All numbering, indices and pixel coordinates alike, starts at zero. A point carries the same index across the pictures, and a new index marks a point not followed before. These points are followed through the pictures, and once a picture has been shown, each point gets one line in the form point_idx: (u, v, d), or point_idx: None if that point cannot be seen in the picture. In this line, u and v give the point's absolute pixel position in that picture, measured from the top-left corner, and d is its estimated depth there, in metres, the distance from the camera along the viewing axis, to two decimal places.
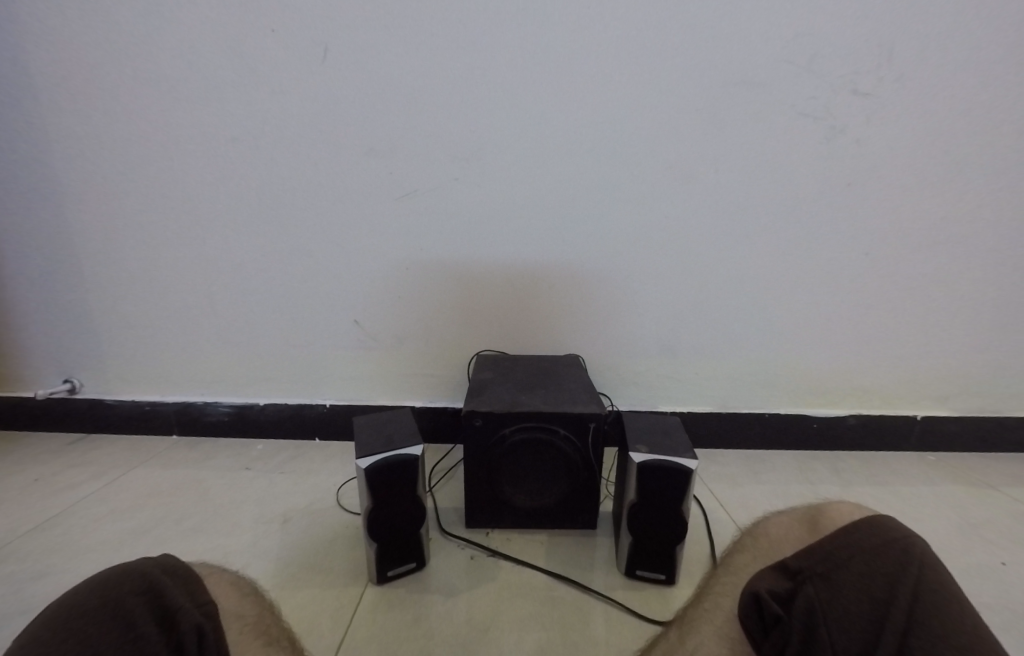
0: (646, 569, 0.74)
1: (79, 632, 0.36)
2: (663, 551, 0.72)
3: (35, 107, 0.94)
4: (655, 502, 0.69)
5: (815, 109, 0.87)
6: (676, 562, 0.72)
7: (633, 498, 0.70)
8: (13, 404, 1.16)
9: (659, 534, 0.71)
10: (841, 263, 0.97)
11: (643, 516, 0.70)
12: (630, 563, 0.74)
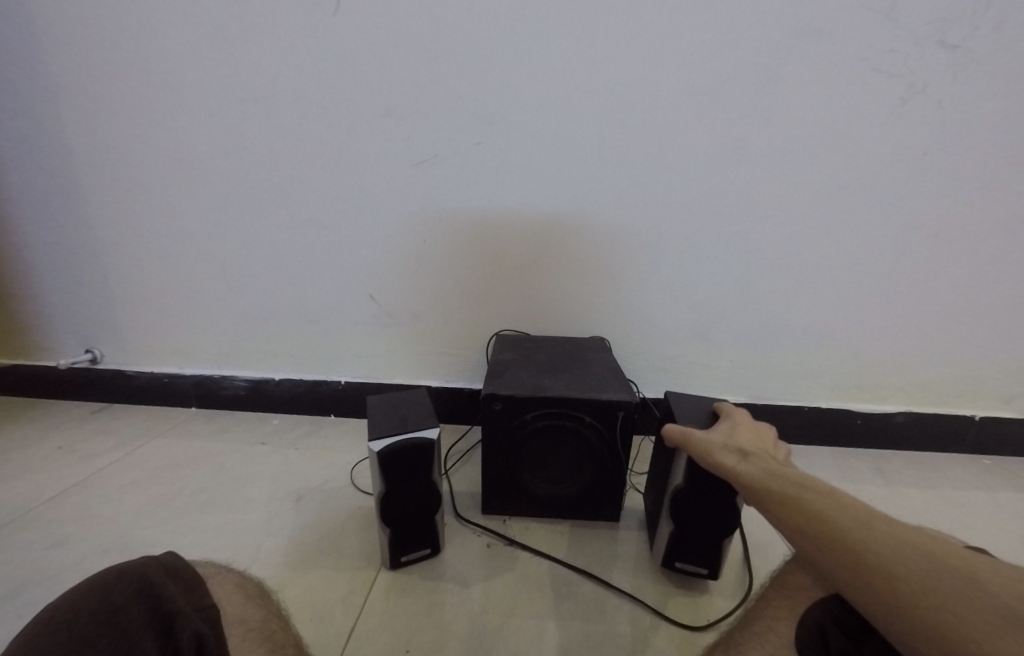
0: (685, 561, 0.69)
1: (71, 640, 0.34)
2: (708, 543, 0.67)
3: (43, 63, 0.89)
4: (703, 490, 0.64)
5: (892, 65, 0.77)
6: (721, 557, 0.67)
7: (680, 484, 0.65)
8: (35, 372, 1.16)
9: (704, 525, 0.66)
10: (902, 246, 0.88)
11: (688, 505, 0.65)
12: (669, 555, 0.69)
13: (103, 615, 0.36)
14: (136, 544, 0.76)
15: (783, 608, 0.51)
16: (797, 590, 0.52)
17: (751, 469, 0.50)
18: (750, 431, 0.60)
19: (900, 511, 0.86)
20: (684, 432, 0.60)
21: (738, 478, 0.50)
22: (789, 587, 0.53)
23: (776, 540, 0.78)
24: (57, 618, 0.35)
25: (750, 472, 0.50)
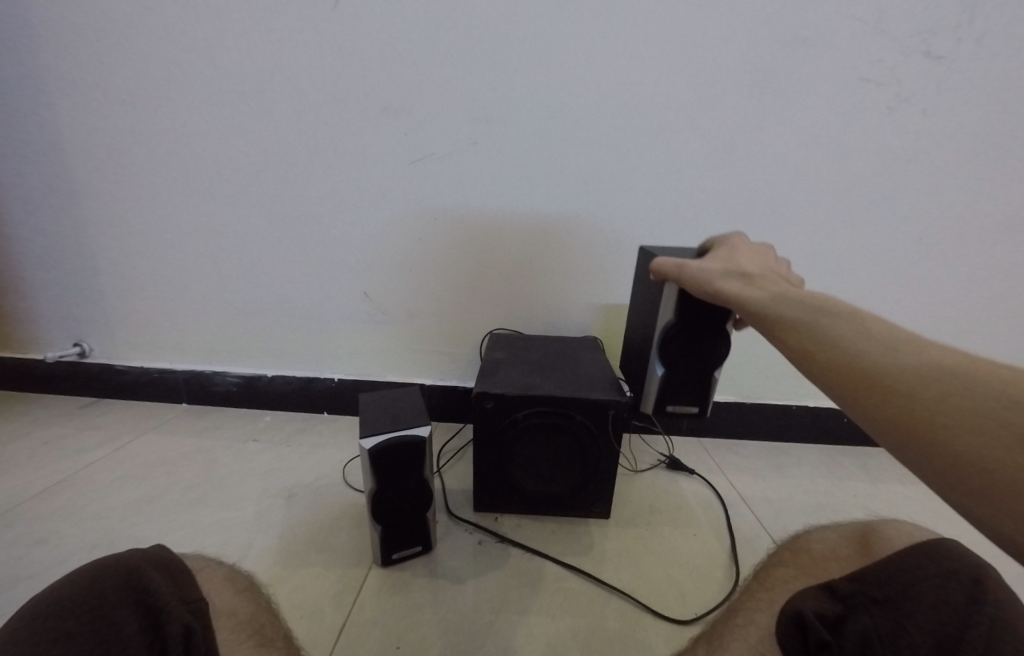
0: (676, 403, 0.68)
1: (62, 631, 0.35)
2: (698, 377, 0.66)
3: (34, 54, 0.88)
4: (694, 323, 0.63)
5: (880, 72, 0.79)
6: (711, 390, 0.67)
7: (671, 318, 0.64)
8: (23, 366, 1.15)
9: (696, 359, 0.65)
10: (890, 249, 0.90)
11: (680, 338, 0.64)
12: (660, 398, 0.68)
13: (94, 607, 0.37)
14: (124, 540, 0.76)
15: (766, 600, 0.52)
16: (778, 583, 0.53)
17: (759, 293, 0.48)
18: (750, 254, 0.57)
19: (886, 508, 0.88)
20: (682, 266, 0.58)
21: (745, 306, 0.49)
22: (770, 582, 0.54)
23: (762, 536, 0.80)
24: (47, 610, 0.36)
25: (758, 295, 0.48)
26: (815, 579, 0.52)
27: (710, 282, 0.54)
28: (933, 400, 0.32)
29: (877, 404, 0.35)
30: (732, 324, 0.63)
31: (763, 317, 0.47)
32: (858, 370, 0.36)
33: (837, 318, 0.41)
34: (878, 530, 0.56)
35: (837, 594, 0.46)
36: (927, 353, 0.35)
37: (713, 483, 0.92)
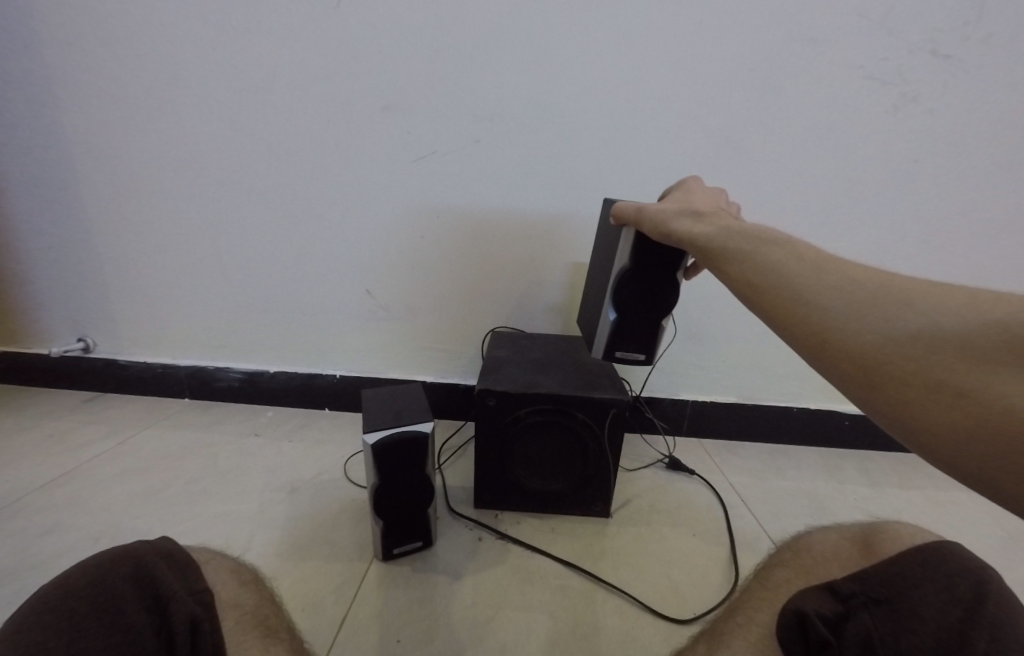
0: (624, 349, 0.70)
1: (71, 623, 0.36)
2: (647, 324, 0.69)
3: (41, 48, 0.89)
4: (649, 268, 0.65)
5: (885, 72, 0.79)
6: (658, 339, 0.70)
7: (626, 263, 0.66)
8: (27, 360, 1.15)
9: (647, 307, 0.68)
10: (892, 251, 0.90)
11: (633, 285, 0.67)
12: (610, 343, 0.70)
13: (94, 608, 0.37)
14: (127, 533, 0.76)
15: (766, 599, 0.53)
16: (779, 582, 0.54)
17: (708, 229, 0.51)
18: (704, 194, 0.60)
19: (885, 509, 0.88)
20: (643, 211, 0.60)
21: (694, 240, 0.52)
22: (771, 581, 0.55)
23: (761, 536, 0.80)
24: (58, 601, 0.36)
25: (707, 232, 0.51)
26: (816, 579, 0.52)
27: (664, 222, 0.56)
28: (846, 310, 0.37)
29: (805, 320, 0.39)
30: (681, 275, 0.66)
31: (709, 252, 0.50)
32: (790, 296, 0.41)
33: (774, 248, 0.45)
34: (879, 531, 0.56)
35: (838, 594, 0.46)
36: (843, 270, 0.40)
37: (713, 484, 0.93)
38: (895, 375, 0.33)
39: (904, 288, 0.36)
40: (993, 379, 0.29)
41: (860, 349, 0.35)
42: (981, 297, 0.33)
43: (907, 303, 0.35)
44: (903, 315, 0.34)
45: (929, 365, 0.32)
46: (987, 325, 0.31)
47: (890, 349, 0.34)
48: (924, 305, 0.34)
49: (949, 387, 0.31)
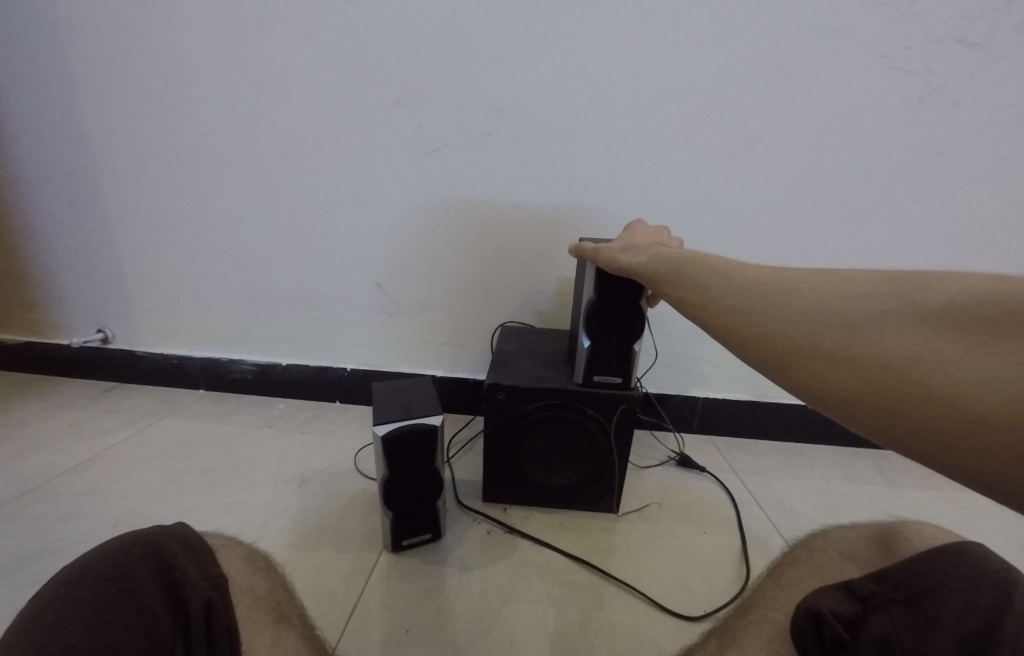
0: (602, 373, 0.73)
1: (89, 602, 0.36)
2: (620, 348, 0.72)
3: (61, 44, 0.90)
4: (614, 299, 0.69)
5: (908, 61, 0.77)
6: (634, 362, 0.72)
7: (591, 296, 0.70)
8: (49, 351, 1.18)
9: (618, 332, 0.71)
10: (914, 246, 0.88)
11: (602, 312, 0.70)
12: (588, 368, 0.73)
13: (106, 592, 0.37)
14: (145, 519, 0.78)
15: (780, 597, 0.52)
16: (793, 581, 0.53)
17: (641, 259, 0.56)
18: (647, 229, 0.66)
19: (901, 510, 0.87)
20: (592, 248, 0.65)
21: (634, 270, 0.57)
22: (785, 580, 0.54)
23: (773, 535, 0.79)
24: (75, 582, 0.37)
25: (642, 261, 0.56)
26: (832, 579, 0.52)
27: (610, 259, 0.62)
28: (757, 309, 0.40)
29: (725, 324, 0.42)
30: (646, 302, 0.69)
31: (648, 276, 0.54)
32: (711, 304, 0.44)
33: (696, 267, 0.48)
34: (898, 531, 0.55)
35: (855, 593, 0.45)
36: (748, 271, 0.44)
37: (723, 481, 0.92)
38: (807, 357, 0.35)
39: (793, 282, 0.40)
40: (883, 337, 0.32)
41: (773, 343, 0.38)
42: (852, 280, 0.37)
43: (799, 293, 0.38)
44: (799, 303, 0.37)
45: (833, 339, 0.34)
46: (865, 301, 0.34)
47: (796, 335, 0.36)
48: (811, 294, 0.38)
49: (852, 357, 0.33)
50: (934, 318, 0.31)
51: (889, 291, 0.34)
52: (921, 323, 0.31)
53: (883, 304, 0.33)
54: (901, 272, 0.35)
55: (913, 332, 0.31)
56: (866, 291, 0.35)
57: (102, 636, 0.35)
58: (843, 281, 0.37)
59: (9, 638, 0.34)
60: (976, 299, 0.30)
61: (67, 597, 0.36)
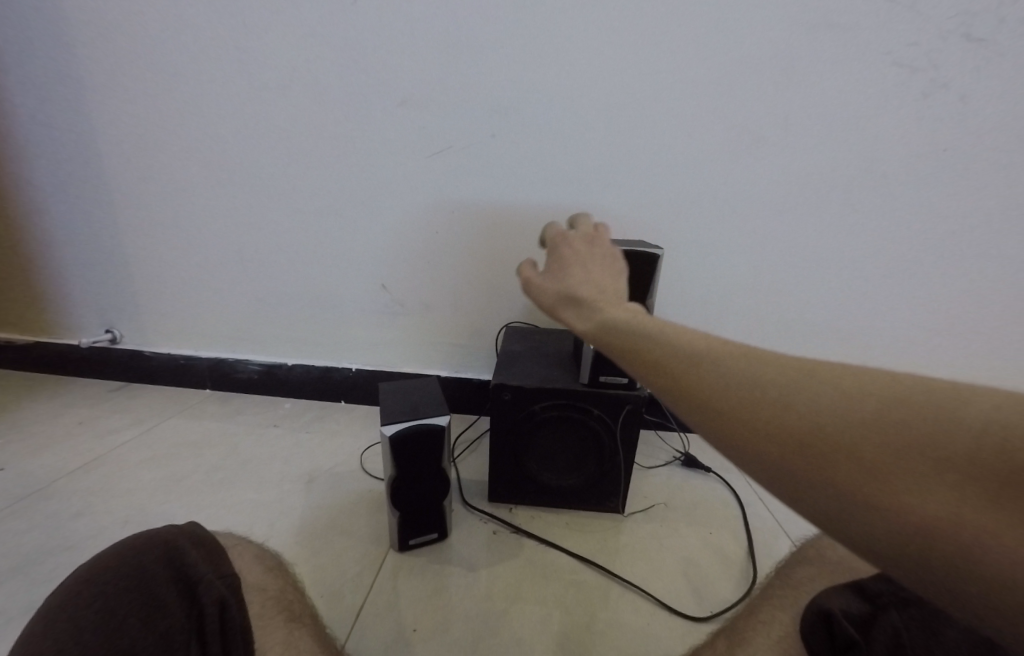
0: (609, 373, 0.72)
1: (106, 598, 0.37)
2: None
3: (69, 47, 0.91)
4: None
5: (914, 58, 0.76)
6: None
7: None
8: (58, 351, 1.19)
9: None
10: (921, 244, 0.87)
11: None
12: (595, 368, 0.72)
13: (123, 593, 0.38)
14: (153, 518, 0.78)
15: (789, 597, 0.52)
16: (802, 581, 0.53)
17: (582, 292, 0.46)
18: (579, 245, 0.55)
19: None
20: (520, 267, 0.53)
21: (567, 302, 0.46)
22: (793, 580, 0.54)
23: (781, 536, 0.79)
24: (92, 580, 0.38)
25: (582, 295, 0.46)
26: (841, 579, 0.52)
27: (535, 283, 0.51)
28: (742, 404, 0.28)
29: (699, 411, 0.30)
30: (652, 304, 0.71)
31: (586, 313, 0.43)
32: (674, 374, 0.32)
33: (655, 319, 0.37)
34: None
35: (866, 592, 0.45)
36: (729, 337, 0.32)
37: (730, 481, 0.92)
38: (809, 492, 0.26)
39: (792, 370, 0.28)
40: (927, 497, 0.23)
41: (766, 460, 0.27)
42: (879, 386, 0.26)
43: (804, 391, 0.27)
44: (797, 414, 0.26)
45: (853, 480, 0.24)
46: (888, 423, 0.24)
47: (798, 463, 0.26)
48: (822, 397, 0.26)
49: (882, 510, 0.24)
50: (982, 460, 0.22)
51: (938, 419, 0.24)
52: (979, 490, 0.22)
53: (913, 428, 0.24)
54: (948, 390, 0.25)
55: (961, 480, 0.23)
56: (883, 403, 0.25)
57: (121, 637, 0.35)
58: (843, 377, 0.27)
59: (25, 640, 0.34)
60: None
61: (84, 593, 0.37)
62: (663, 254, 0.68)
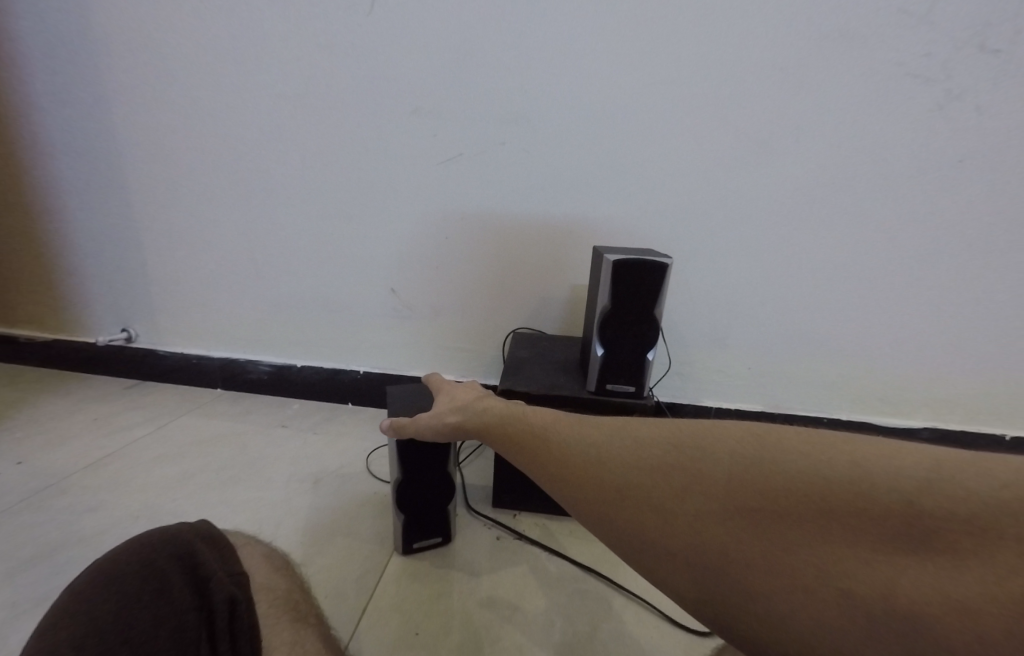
0: (615, 382, 0.74)
1: (119, 594, 0.38)
2: (634, 357, 0.73)
3: (95, 54, 0.94)
4: (627, 308, 0.71)
5: (929, 68, 0.76)
6: (647, 371, 0.74)
7: (606, 303, 0.71)
8: (75, 348, 1.22)
9: (632, 341, 0.72)
10: (935, 256, 0.86)
11: (616, 321, 0.72)
12: (601, 376, 0.74)
13: (126, 597, 0.38)
14: (164, 514, 0.80)
15: None
16: None
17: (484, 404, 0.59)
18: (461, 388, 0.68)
19: None
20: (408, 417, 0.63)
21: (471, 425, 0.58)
22: None
23: None
24: (106, 576, 0.39)
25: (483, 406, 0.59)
26: None
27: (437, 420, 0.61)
28: (600, 485, 0.43)
29: (578, 496, 0.44)
30: (661, 313, 0.71)
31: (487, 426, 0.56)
32: (558, 470, 0.46)
33: (542, 422, 0.52)
34: None
35: None
36: (586, 431, 0.48)
37: None
38: (656, 547, 0.38)
39: (623, 451, 0.44)
40: (715, 531, 0.36)
41: (622, 526, 0.40)
42: (669, 456, 0.41)
43: (629, 469, 0.42)
44: (633, 484, 0.41)
45: (673, 530, 0.38)
46: (679, 479, 0.39)
47: (641, 519, 0.39)
48: (639, 472, 0.41)
49: (696, 548, 0.36)
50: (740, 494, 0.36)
51: (700, 472, 0.38)
52: (739, 516, 0.35)
53: (692, 480, 0.38)
54: (704, 442, 0.40)
55: (733, 510, 0.36)
56: (671, 458, 0.41)
57: (128, 641, 0.36)
58: (650, 450, 0.42)
59: (34, 643, 0.35)
60: (775, 490, 0.35)
61: (98, 591, 0.38)
62: (672, 263, 0.69)
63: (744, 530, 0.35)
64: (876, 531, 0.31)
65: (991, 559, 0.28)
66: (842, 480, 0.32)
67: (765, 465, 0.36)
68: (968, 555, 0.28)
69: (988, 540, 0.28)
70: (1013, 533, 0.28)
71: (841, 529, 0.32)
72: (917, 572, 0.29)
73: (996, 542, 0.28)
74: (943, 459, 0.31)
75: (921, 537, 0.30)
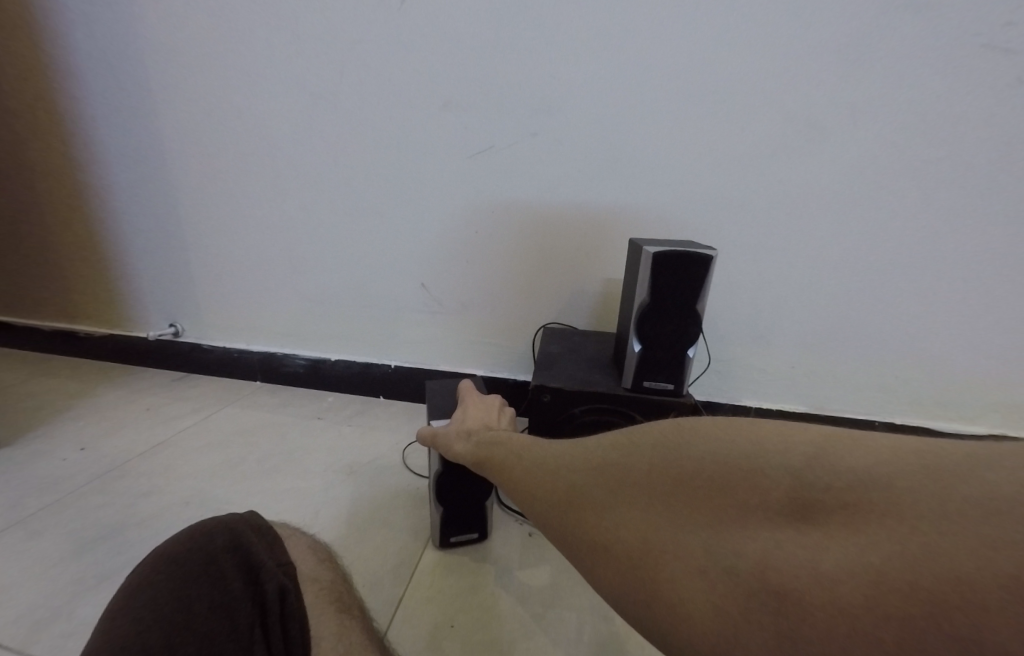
0: (653, 379, 0.73)
1: (180, 578, 0.41)
2: (672, 354, 0.71)
3: (145, 59, 0.98)
4: (667, 303, 0.69)
5: (1008, 39, 0.70)
6: (686, 369, 0.72)
7: (645, 297, 0.69)
8: (127, 342, 1.29)
9: (671, 338, 0.71)
10: (1005, 245, 0.80)
11: (655, 317, 0.70)
12: (638, 373, 0.72)
13: (179, 589, 0.40)
14: (211, 500, 0.83)
15: None
16: None
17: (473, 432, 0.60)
18: (479, 406, 0.66)
19: None
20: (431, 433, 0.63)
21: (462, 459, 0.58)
22: None
23: None
24: (167, 561, 0.42)
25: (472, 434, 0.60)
26: None
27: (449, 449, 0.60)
28: (543, 491, 0.44)
29: (530, 505, 0.45)
30: (703, 308, 0.69)
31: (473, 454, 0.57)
32: (518, 481, 0.48)
33: (518, 441, 0.54)
34: None
35: None
36: (547, 446, 0.50)
37: None
38: (579, 546, 0.39)
39: (566, 459, 0.45)
40: (618, 525, 0.36)
41: (557, 528, 0.41)
42: (594, 458, 0.41)
43: (564, 474, 0.43)
44: (563, 487, 0.42)
45: (589, 528, 0.38)
46: (596, 478, 0.39)
47: (567, 519, 0.40)
48: (570, 475, 0.42)
49: (603, 543, 0.36)
50: (639, 487, 0.36)
51: (613, 469, 0.38)
52: (637, 508, 0.35)
53: (605, 479, 0.39)
54: (626, 441, 0.40)
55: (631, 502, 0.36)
56: (595, 459, 0.41)
57: (188, 626, 0.38)
58: (584, 454, 0.43)
59: (106, 620, 0.37)
60: (666, 482, 0.34)
61: (160, 575, 0.40)
62: (715, 256, 0.66)
63: (641, 521, 0.34)
64: (759, 513, 0.29)
65: (858, 528, 0.25)
66: (728, 464, 0.32)
67: (659, 459, 0.35)
68: (840, 526, 0.26)
69: (863, 511, 0.26)
70: (884, 501, 0.25)
71: (719, 515, 0.31)
72: (794, 547, 0.27)
73: (870, 514, 0.25)
74: (836, 440, 0.29)
75: (803, 511, 0.28)
